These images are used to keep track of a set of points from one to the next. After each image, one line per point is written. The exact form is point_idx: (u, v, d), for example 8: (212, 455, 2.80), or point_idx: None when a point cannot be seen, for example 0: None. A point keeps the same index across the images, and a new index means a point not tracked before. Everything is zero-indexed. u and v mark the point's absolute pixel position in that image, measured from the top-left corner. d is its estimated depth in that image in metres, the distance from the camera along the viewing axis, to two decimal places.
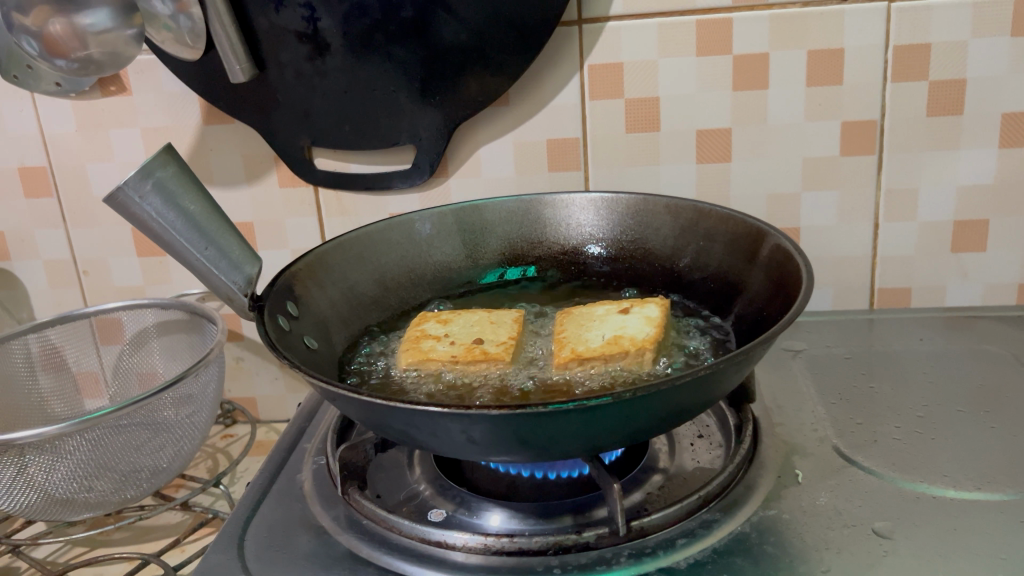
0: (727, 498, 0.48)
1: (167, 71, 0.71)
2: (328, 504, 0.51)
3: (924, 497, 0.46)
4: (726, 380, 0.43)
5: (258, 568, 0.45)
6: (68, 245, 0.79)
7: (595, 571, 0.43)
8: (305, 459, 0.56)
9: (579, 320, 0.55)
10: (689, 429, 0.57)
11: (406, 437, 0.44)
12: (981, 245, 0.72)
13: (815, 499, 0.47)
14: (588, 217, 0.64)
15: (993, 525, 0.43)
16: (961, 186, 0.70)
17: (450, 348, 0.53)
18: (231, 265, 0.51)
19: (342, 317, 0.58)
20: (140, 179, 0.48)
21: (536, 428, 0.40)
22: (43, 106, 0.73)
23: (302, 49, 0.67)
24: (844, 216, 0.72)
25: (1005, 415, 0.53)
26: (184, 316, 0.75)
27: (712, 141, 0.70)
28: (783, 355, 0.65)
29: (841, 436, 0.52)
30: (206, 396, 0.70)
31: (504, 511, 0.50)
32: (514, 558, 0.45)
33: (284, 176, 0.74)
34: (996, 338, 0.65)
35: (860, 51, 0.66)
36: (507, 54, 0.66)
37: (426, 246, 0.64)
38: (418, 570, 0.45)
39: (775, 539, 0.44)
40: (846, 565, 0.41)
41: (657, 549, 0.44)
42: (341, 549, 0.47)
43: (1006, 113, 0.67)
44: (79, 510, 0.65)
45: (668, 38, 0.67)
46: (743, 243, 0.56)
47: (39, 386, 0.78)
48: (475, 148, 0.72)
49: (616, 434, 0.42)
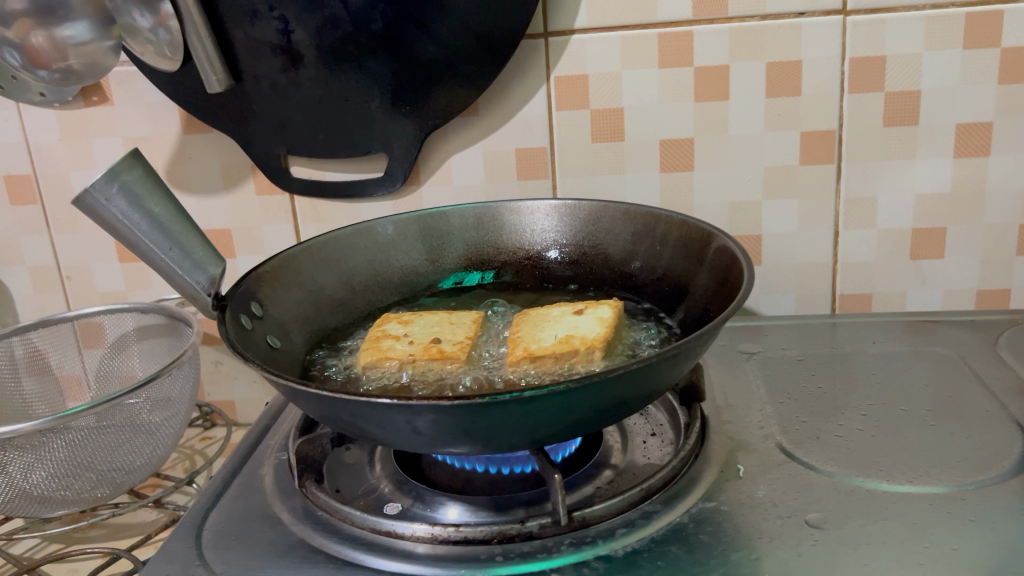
0: (670, 491, 0.49)
1: (147, 81, 0.73)
2: (286, 497, 0.53)
3: (858, 489, 0.48)
4: (664, 374, 0.45)
5: (214, 555, 0.47)
6: (52, 251, 0.81)
7: (535, 558, 0.45)
8: (269, 454, 0.58)
9: (535, 320, 0.57)
10: (643, 427, 0.58)
11: (357, 429, 0.46)
12: (940, 252, 0.74)
13: (754, 492, 0.48)
14: (550, 223, 0.66)
15: (921, 515, 0.45)
16: (918, 195, 0.72)
17: (408, 347, 0.54)
18: (194, 265, 0.53)
19: (306, 317, 0.59)
20: (106, 181, 0.50)
21: (476, 419, 0.42)
22: (28, 116, 0.75)
23: (276, 61, 0.70)
24: (805, 223, 0.74)
25: (946, 414, 0.55)
26: (164, 320, 0.77)
27: (676, 150, 0.72)
28: (739, 357, 0.66)
29: (785, 433, 0.54)
30: (183, 395, 0.72)
31: (459, 504, 0.51)
32: (460, 547, 0.46)
33: (260, 183, 0.77)
34: (949, 341, 0.66)
35: (817, 62, 0.68)
36: (474, 65, 0.68)
37: (393, 250, 0.66)
38: (368, 558, 0.46)
39: (711, 529, 0.46)
40: (775, 553, 0.43)
41: (597, 538, 0.46)
42: (294, 539, 0.48)
43: (960, 124, 0.69)
44: (56, 507, 0.67)
45: (630, 50, 0.69)
46: (694, 246, 0.58)
47: (23, 389, 0.80)
48: (446, 157, 0.74)
49: (558, 427, 0.44)
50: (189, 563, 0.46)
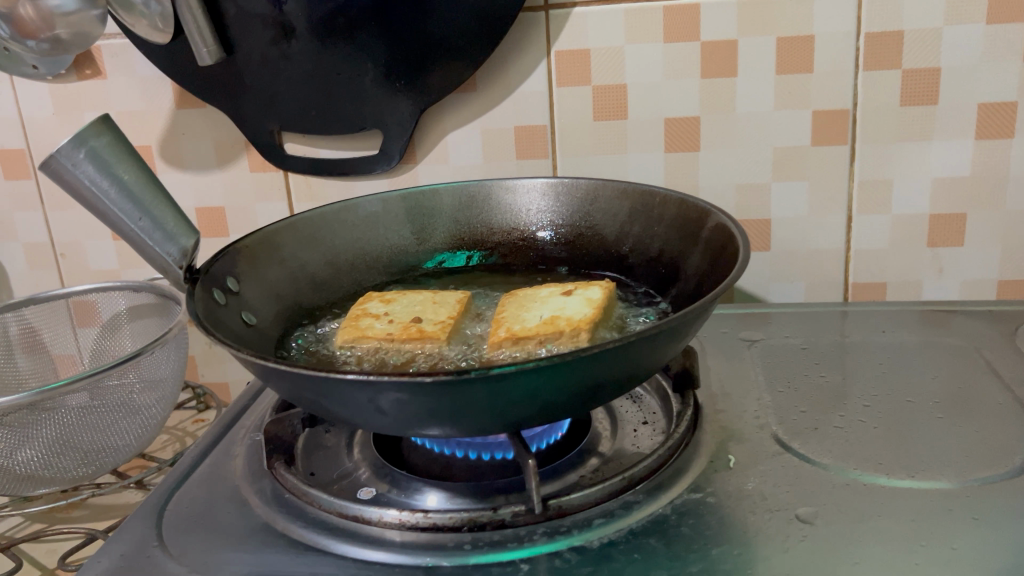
0: (654, 481, 0.47)
1: (139, 54, 0.72)
2: (255, 479, 0.50)
3: (854, 483, 0.45)
4: (647, 355, 0.42)
5: (172, 537, 0.45)
6: (47, 227, 0.79)
7: (505, 548, 0.43)
8: (242, 435, 0.56)
9: (522, 301, 0.55)
10: (635, 415, 0.56)
11: (321, 408, 0.43)
12: (958, 240, 0.70)
13: (743, 483, 0.46)
14: (546, 202, 0.64)
15: (919, 512, 0.42)
16: (936, 179, 0.68)
17: (387, 326, 0.52)
18: (165, 235, 0.51)
19: (285, 295, 0.57)
20: (73, 146, 0.48)
21: (441, 399, 0.40)
22: (20, 89, 0.74)
23: (267, 34, 0.68)
24: (816, 207, 0.70)
25: (955, 407, 0.52)
26: (155, 299, 0.76)
27: (681, 130, 0.69)
28: (740, 345, 0.63)
29: (781, 424, 0.51)
30: (170, 374, 0.70)
31: (436, 489, 0.49)
32: (429, 534, 0.44)
33: (254, 160, 0.75)
34: (963, 332, 0.63)
35: (832, 38, 0.65)
36: (470, 38, 0.66)
37: (380, 228, 0.64)
38: (330, 543, 0.44)
39: (693, 521, 0.43)
40: (758, 548, 0.40)
41: (571, 528, 0.43)
42: (258, 522, 0.46)
43: (981, 104, 0.65)
44: (37, 486, 0.65)
45: (635, 24, 0.66)
46: (690, 225, 0.55)
47: (16, 367, 0.78)
48: (442, 134, 0.72)
49: (531, 409, 0.42)
50: (146, 543, 0.45)
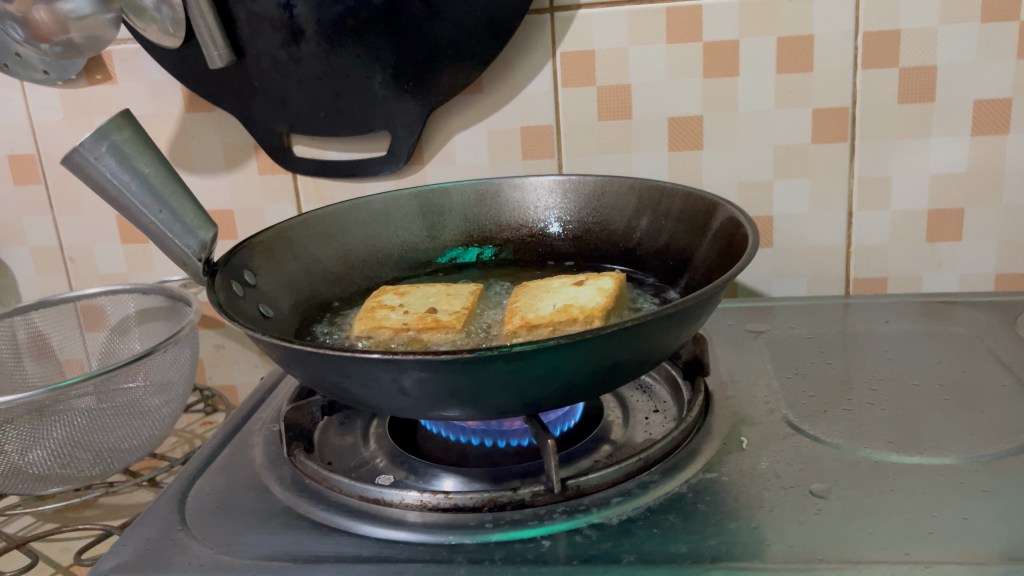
0: (668, 462, 0.47)
1: (150, 59, 0.73)
2: (275, 467, 0.51)
3: (865, 461, 0.45)
4: (663, 335, 0.43)
5: (196, 521, 0.46)
6: (55, 231, 0.80)
7: (526, 526, 0.43)
8: (259, 427, 0.57)
9: (534, 291, 0.56)
10: (646, 404, 0.57)
11: (343, 391, 0.44)
12: (957, 234, 0.72)
13: (756, 463, 0.46)
14: (554, 199, 0.65)
15: (929, 486, 0.43)
16: (934, 174, 0.70)
17: (403, 316, 0.53)
18: (184, 228, 0.51)
19: (299, 289, 0.58)
20: (95, 141, 0.50)
21: (463, 378, 0.40)
22: (32, 95, 0.75)
23: (277, 37, 0.69)
24: (816, 204, 0.72)
25: (959, 390, 0.53)
26: (165, 301, 0.76)
27: (685, 129, 0.70)
28: (746, 336, 0.65)
29: (791, 408, 0.52)
30: (181, 373, 0.70)
31: (454, 475, 0.50)
32: (449, 515, 0.45)
33: (263, 162, 0.76)
34: (965, 321, 0.64)
35: (831, 37, 0.66)
36: (476, 41, 0.67)
37: (391, 225, 0.65)
38: (353, 524, 0.45)
39: (709, 498, 0.44)
40: (775, 521, 0.41)
41: (590, 507, 0.44)
42: (280, 506, 0.47)
43: (978, 101, 0.67)
44: (49, 486, 0.65)
45: (638, 26, 0.68)
46: (698, 218, 0.57)
47: (25, 370, 0.79)
48: (449, 135, 0.73)
49: (550, 389, 0.42)
50: (170, 528, 0.45)
